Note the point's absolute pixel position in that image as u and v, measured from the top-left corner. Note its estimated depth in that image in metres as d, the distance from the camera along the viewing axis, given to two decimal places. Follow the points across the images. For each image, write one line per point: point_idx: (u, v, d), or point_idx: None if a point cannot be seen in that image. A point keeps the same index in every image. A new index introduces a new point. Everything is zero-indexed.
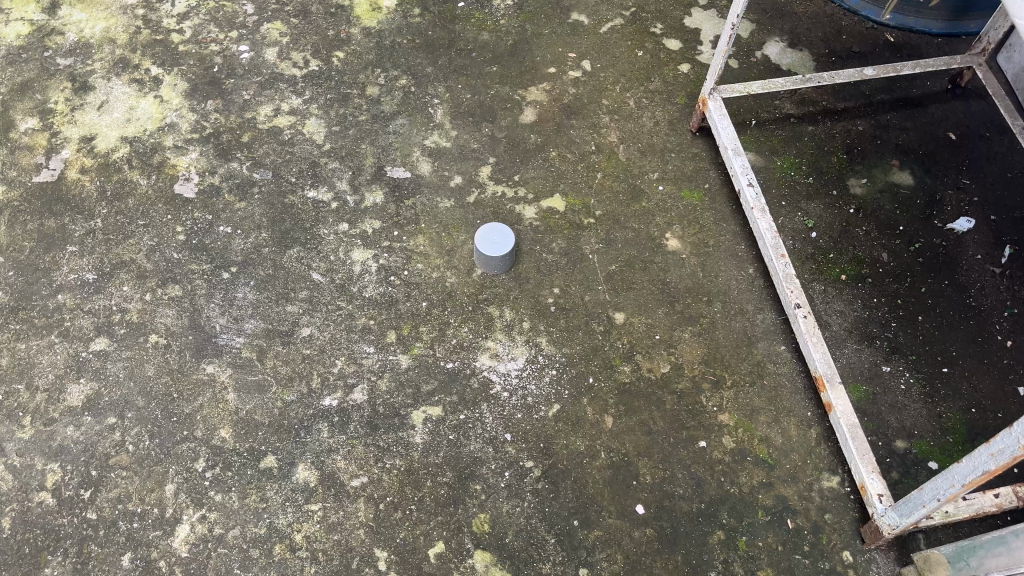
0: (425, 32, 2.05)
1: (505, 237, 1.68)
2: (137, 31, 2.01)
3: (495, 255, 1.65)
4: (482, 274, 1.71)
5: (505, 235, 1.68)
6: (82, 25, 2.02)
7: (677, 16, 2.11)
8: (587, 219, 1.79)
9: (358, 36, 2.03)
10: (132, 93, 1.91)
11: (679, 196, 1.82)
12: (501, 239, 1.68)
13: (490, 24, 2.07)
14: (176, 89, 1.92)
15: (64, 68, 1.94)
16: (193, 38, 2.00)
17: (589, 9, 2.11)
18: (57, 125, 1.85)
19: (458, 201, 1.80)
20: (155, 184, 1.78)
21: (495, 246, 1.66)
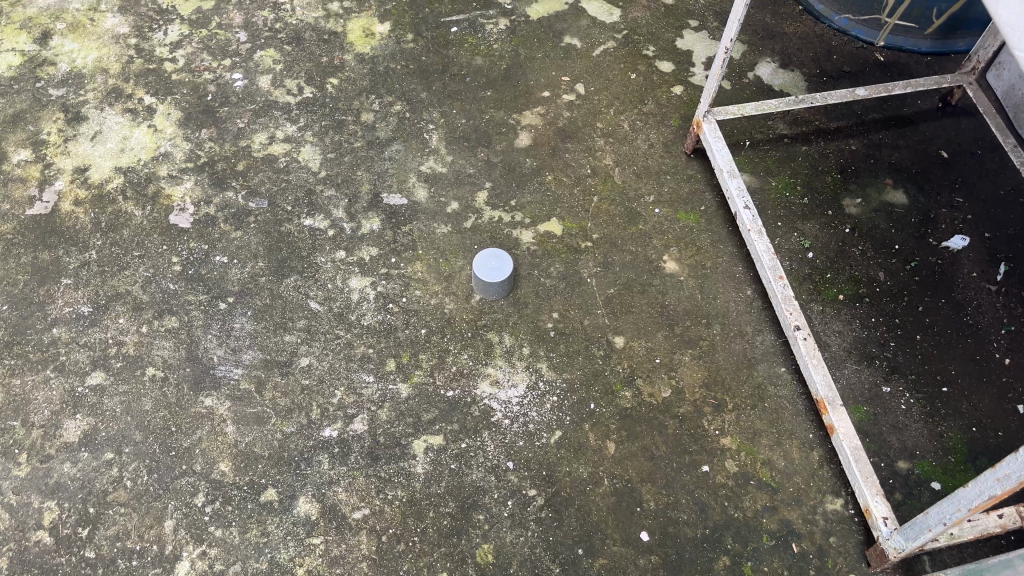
0: (418, 58, 2.05)
1: (502, 263, 1.68)
2: (130, 60, 2.00)
3: (492, 282, 1.65)
4: (480, 299, 1.70)
5: (502, 261, 1.68)
6: (74, 55, 2.01)
7: (670, 38, 2.12)
8: (584, 242, 1.79)
9: (352, 63, 2.03)
10: (125, 123, 1.90)
11: (675, 218, 1.83)
12: (498, 266, 1.67)
13: (484, 48, 2.07)
14: (170, 118, 1.91)
15: (57, 99, 1.94)
16: (186, 67, 2.00)
17: (582, 31, 2.12)
18: (51, 157, 1.84)
19: (455, 227, 1.80)
20: (150, 215, 1.77)
21: (491, 272, 1.66)
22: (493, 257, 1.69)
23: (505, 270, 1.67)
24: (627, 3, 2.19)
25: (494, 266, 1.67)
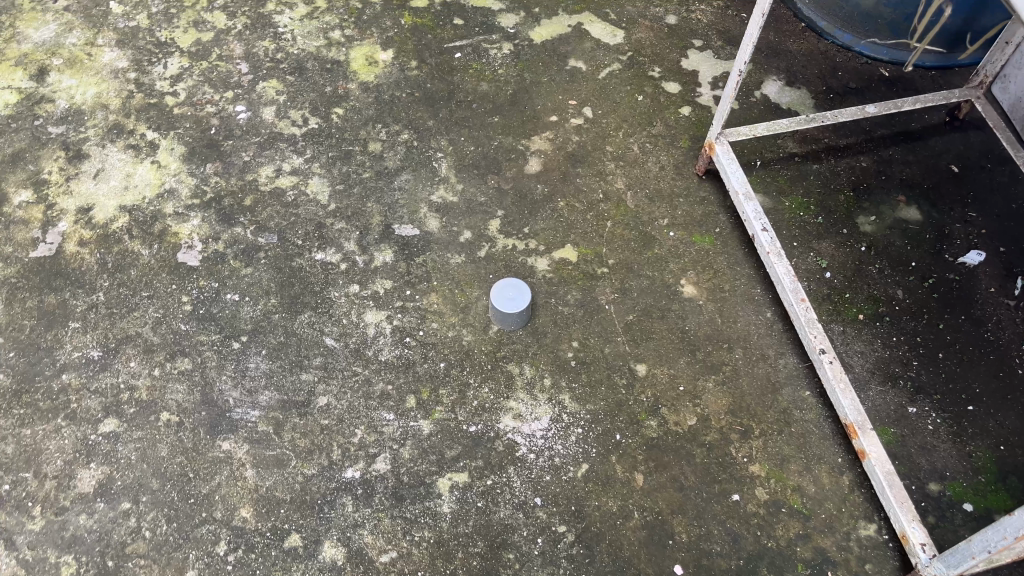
0: (424, 85, 2.02)
1: (519, 292, 1.66)
2: (130, 95, 1.97)
3: (510, 312, 1.63)
4: (497, 330, 1.68)
5: (518, 290, 1.66)
6: (73, 91, 1.97)
7: (675, 58, 2.11)
8: (600, 269, 1.77)
9: (356, 92, 2.00)
10: (128, 160, 1.87)
11: (690, 241, 1.81)
12: (515, 295, 1.65)
13: (489, 73, 2.05)
14: (174, 153, 1.88)
15: (57, 137, 1.90)
16: (188, 100, 1.97)
17: (587, 54, 2.10)
18: (53, 197, 1.80)
19: (469, 257, 1.78)
20: (157, 253, 1.74)
21: (508, 303, 1.64)
22: (509, 285, 1.67)
23: (522, 299, 1.64)
24: (630, 24, 2.17)
25: (511, 296, 1.65)
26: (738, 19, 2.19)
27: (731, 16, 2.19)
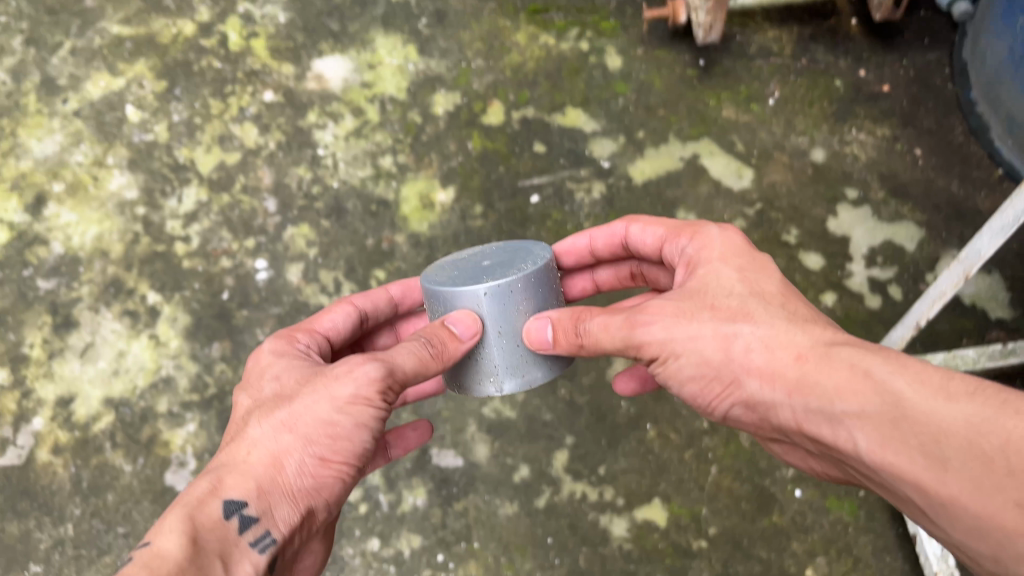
0: (488, 242, 1.60)
1: (544, 273, 0.96)
2: (135, 238, 1.63)
3: (473, 284, 0.91)
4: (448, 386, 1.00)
5: (546, 263, 0.96)
6: (71, 230, 1.65)
7: (818, 215, 1.60)
8: (696, 541, 1.32)
9: (404, 246, 1.60)
10: (123, 330, 1.54)
11: (823, 507, 1.32)
12: (498, 261, 0.98)
13: (571, 227, 1.61)
14: (176, 325, 1.54)
15: (45, 294, 1.58)
16: (200, 249, 1.62)
17: (701, 203, 1.62)
18: (30, 381, 1.50)
19: (523, 506, 1.36)
20: (141, 471, 1.42)
21: (480, 276, 0.94)
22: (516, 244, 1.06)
23: (527, 281, 0.93)
24: (762, 160, 1.66)
25: (513, 262, 0.97)
26: (909, 158, 1.64)
27: (900, 154, 1.65)
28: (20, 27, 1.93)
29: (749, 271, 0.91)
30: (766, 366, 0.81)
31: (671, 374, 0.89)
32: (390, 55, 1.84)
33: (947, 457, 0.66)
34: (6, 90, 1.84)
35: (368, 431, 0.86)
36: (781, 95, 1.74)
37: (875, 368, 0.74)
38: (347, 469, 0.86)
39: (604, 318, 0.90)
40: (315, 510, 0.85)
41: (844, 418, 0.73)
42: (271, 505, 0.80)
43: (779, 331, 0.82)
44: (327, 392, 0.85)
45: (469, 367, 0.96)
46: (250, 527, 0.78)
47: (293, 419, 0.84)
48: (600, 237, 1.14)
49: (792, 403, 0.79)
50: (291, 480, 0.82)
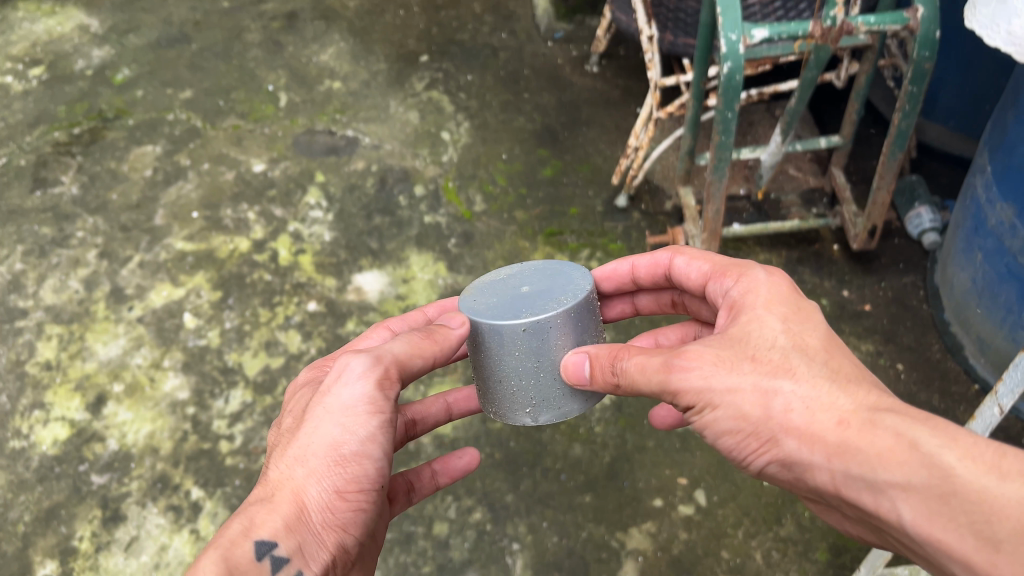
0: (506, 443, 1.76)
1: (584, 305, 0.99)
2: (183, 436, 1.78)
3: (514, 318, 0.95)
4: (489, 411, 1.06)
5: (584, 298, 0.99)
6: (126, 428, 1.80)
7: None
8: None
9: (429, 447, 1.77)
10: (166, 524, 1.65)
11: None
12: (537, 285, 1.03)
13: (583, 431, 1.77)
14: (215, 520, 1.65)
15: (97, 489, 1.71)
16: (242, 447, 1.76)
17: None
18: (76, 572, 1.59)
19: None
20: None
21: (519, 305, 0.99)
22: (557, 265, 1.09)
23: (565, 316, 0.97)
24: None
25: (552, 292, 1.00)
26: (892, 370, 1.79)
27: (884, 366, 1.80)
28: (96, 241, 2.20)
29: (793, 320, 0.90)
30: (808, 428, 0.81)
31: (706, 426, 0.89)
32: (422, 270, 2.08)
33: (1001, 539, 0.65)
34: (78, 296, 2.06)
35: (388, 456, 0.91)
36: None
37: (923, 434, 0.73)
38: (369, 497, 0.91)
39: (643, 358, 0.91)
40: (346, 544, 0.90)
41: (889, 487, 0.73)
42: (301, 542, 0.85)
43: (821, 391, 0.82)
44: (329, 410, 0.91)
45: (511, 399, 1.02)
46: (282, 568, 0.84)
47: (304, 452, 0.89)
48: (642, 269, 1.20)
49: (832, 467, 0.79)
50: (318, 516, 0.87)
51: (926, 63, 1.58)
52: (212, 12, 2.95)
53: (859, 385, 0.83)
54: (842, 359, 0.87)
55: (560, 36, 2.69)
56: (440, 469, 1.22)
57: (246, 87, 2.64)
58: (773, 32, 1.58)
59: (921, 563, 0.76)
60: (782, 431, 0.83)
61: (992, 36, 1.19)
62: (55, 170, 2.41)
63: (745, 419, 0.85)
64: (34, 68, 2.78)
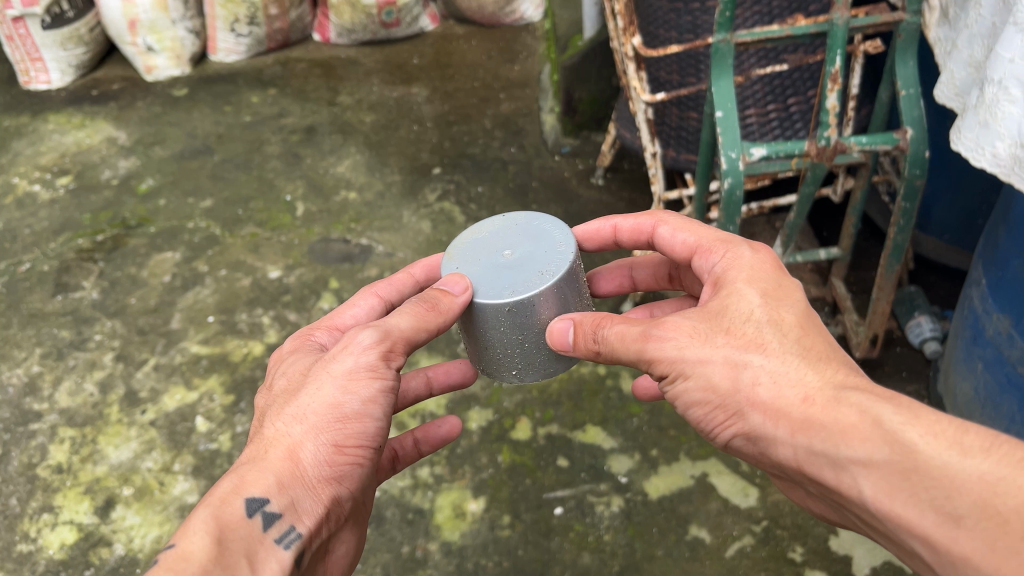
0: (514, 551, 1.78)
1: (566, 278, 1.11)
2: None
3: (499, 298, 1.08)
4: (480, 369, 1.22)
5: (565, 270, 1.10)
6: (134, 532, 1.81)
7: (820, 533, 1.75)
8: None
9: (436, 554, 1.79)
10: None
11: None
12: (524, 256, 1.14)
13: (592, 539, 1.78)
14: None
15: None
16: None
17: (711, 519, 1.79)
18: None
19: None
20: None
21: (506, 283, 1.11)
22: (545, 224, 1.20)
23: (548, 290, 1.09)
24: (765, 478, 1.85)
25: (536, 264, 1.12)
26: None
27: None
28: (113, 344, 2.26)
29: (771, 296, 0.99)
30: (773, 400, 0.91)
31: (679, 395, 1.00)
32: None
33: (960, 514, 0.73)
34: (93, 400, 2.11)
35: (375, 416, 1.03)
36: None
37: (888, 413, 0.82)
38: (363, 451, 1.03)
39: (623, 327, 1.02)
40: (336, 496, 1.02)
41: (851, 462, 0.82)
42: (292, 497, 0.97)
43: (789, 365, 0.91)
44: (328, 377, 1.02)
45: (500, 364, 1.18)
46: (274, 522, 0.95)
47: (299, 413, 1.00)
48: (625, 231, 1.27)
49: (797, 440, 0.88)
50: (308, 471, 0.99)
51: (918, 180, 1.66)
52: (234, 126, 3.10)
53: (828, 361, 0.91)
54: (814, 333, 0.96)
55: (567, 150, 2.81)
56: (421, 438, 1.38)
57: (265, 197, 2.74)
58: (772, 150, 1.67)
59: (880, 533, 0.85)
60: (752, 403, 0.92)
61: (977, 157, 1.27)
62: (77, 275, 2.49)
63: (717, 389, 0.95)
64: (61, 178, 2.90)
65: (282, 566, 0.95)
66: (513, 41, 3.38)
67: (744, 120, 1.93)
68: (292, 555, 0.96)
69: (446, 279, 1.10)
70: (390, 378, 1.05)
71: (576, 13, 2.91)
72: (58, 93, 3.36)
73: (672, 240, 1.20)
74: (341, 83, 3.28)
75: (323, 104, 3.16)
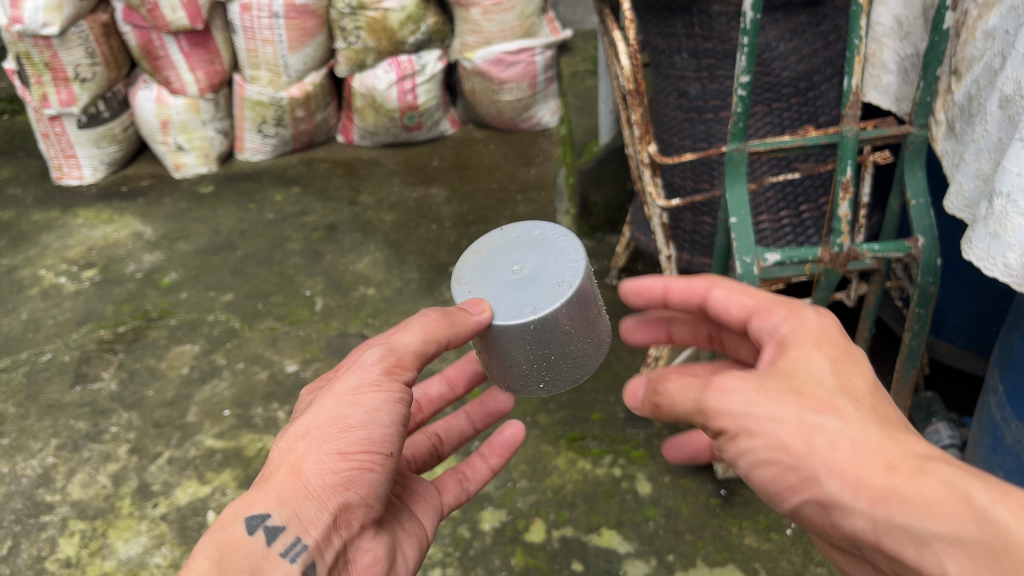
0: None
1: (580, 287, 1.24)
2: None
3: (522, 319, 1.20)
4: (506, 386, 1.38)
5: (580, 281, 1.23)
6: None
7: None
8: None
9: None
10: None
11: None
12: (536, 273, 1.27)
13: None
14: None
15: None
16: None
17: None
18: None
19: None
20: None
21: (525, 304, 1.23)
22: (549, 234, 1.34)
23: (568, 302, 1.21)
24: None
25: (550, 277, 1.25)
26: None
27: None
28: (128, 436, 2.26)
29: (840, 364, 1.00)
30: (855, 467, 0.89)
31: (744, 457, 0.97)
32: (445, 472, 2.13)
33: None
34: (105, 491, 2.11)
35: (376, 422, 1.13)
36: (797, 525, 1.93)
37: (979, 492, 0.84)
38: (371, 455, 1.12)
39: (687, 382, 1.04)
40: (349, 504, 1.11)
41: (935, 540, 0.83)
42: (296, 509, 1.08)
43: (873, 439, 0.91)
44: (329, 398, 1.15)
45: (529, 376, 1.33)
46: (278, 537, 1.06)
47: (302, 434, 1.13)
48: (678, 292, 1.26)
49: (875, 514, 0.87)
50: (312, 482, 1.09)
51: (931, 287, 1.69)
52: (257, 222, 3.18)
53: (909, 438, 0.92)
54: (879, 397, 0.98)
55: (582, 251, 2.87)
56: (486, 453, 1.52)
57: (284, 291, 2.79)
58: (786, 256, 1.70)
59: None
60: (831, 472, 0.90)
61: (989, 266, 1.30)
62: (97, 366, 2.51)
63: (788, 450, 0.93)
64: (87, 271, 2.97)
65: None
66: (529, 145, 3.49)
67: (758, 226, 1.97)
68: (300, 566, 1.06)
69: (466, 304, 1.23)
70: (386, 387, 1.16)
71: (592, 121, 3.03)
72: (88, 188, 3.47)
73: (728, 303, 1.17)
74: (362, 183, 3.38)
75: (344, 203, 3.26)
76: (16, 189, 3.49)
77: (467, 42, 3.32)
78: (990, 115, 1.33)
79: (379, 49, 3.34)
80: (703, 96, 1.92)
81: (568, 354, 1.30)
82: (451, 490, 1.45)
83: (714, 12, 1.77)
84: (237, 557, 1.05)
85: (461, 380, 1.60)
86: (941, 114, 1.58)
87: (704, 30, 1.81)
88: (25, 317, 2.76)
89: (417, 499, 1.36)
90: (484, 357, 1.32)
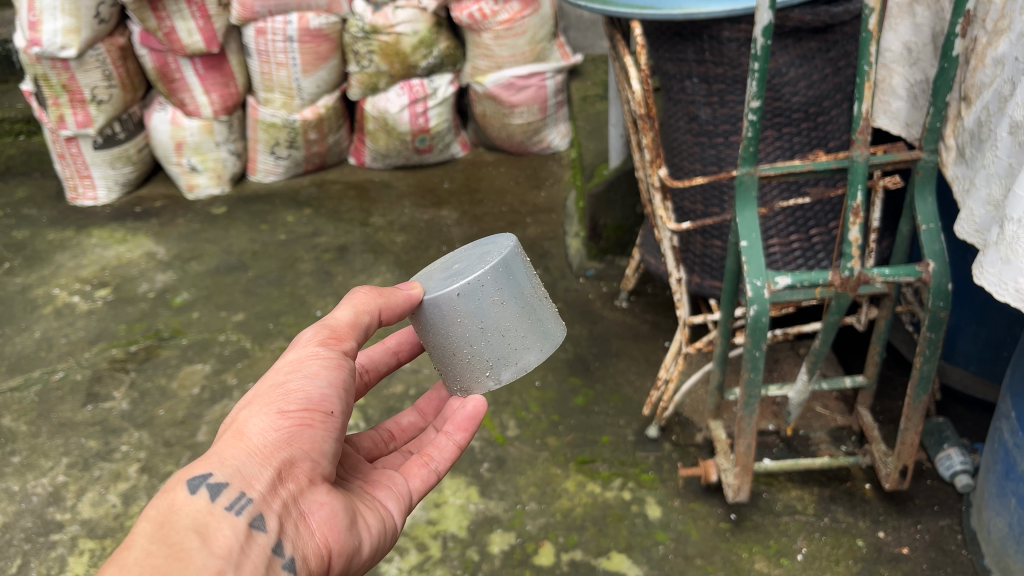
0: None
1: (505, 263, 1.28)
2: None
3: (447, 288, 1.25)
4: (459, 386, 1.36)
5: (506, 252, 1.28)
6: None
7: None
8: None
9: None
10: None
11: None
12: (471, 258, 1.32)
13: None
14: None
15: None
16: None
17: None
18: None
19: None
20: None
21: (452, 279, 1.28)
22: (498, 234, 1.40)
23: (489, 271, 1.25)
24: None
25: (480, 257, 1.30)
26: None
27: None
28: (138, 455, 2.27)
29: None
30: None
31: None
32: (455, 494, 2.14)
33: None
34: (115, 510, 2.11)
35: (313, 384, 1.17)
36: (808, 551, 1.92)
37: None
38: (311, 409, 1.15)
39: None
40: (293, 460, 1.11)
41: None
42: (238, 465, 1.07)
43: None
44: (265, 376, 1.19)
45: (475, 368, 1.32)
46: (222, 492, 1.04)
47: (242, 406, 1.15)
48: None
49: None
50: (252, 440, 1.10)
51: (942, 312, 1.68)
52: (269, 243, 3.20)
53: None
54: None
55: (592, 273, 2.87)
56: (450, 430, 1.37)
57: (295, 312, 2.81)
58: (796, 280, 1.71)
59: None
60: None
61: (1001, 291, 1.30)
62: (108, 386, 2.53)
63: None
64: (100, 290, 2.99)
65: (238, 531, 1.02)
66: (539, 168, 3.52)
67: (768, 250, 1.98)
68: (247, 519, 1.03)
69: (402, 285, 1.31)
70: (322, 354, 1.21)
71: (602, 144, 3.04)
72: (103, 208, 3.51)
73: None
74: (373, 205, 3.40)
75: (356, 224, 3.28)
76: (31, 209, 3.53)
77: (478, 66, 3.36)
78: (1000, 141, 1.33)
79: (391, 73, 3.38)
80: (713, 120, 1.94)
81: (508, 336, 1.30)
82: (417, 476, 1.35)
83: (725, 37, 1.79)
84: (180, 519, 1.02)
85: (432, 409, 1.60)
86: (952, 140, 1.59)
87: (714, 55, 1.83)
88: (39, 336, 2.78)
89: (381, 484, 1.30)
90: (432, 351, 1.34)
